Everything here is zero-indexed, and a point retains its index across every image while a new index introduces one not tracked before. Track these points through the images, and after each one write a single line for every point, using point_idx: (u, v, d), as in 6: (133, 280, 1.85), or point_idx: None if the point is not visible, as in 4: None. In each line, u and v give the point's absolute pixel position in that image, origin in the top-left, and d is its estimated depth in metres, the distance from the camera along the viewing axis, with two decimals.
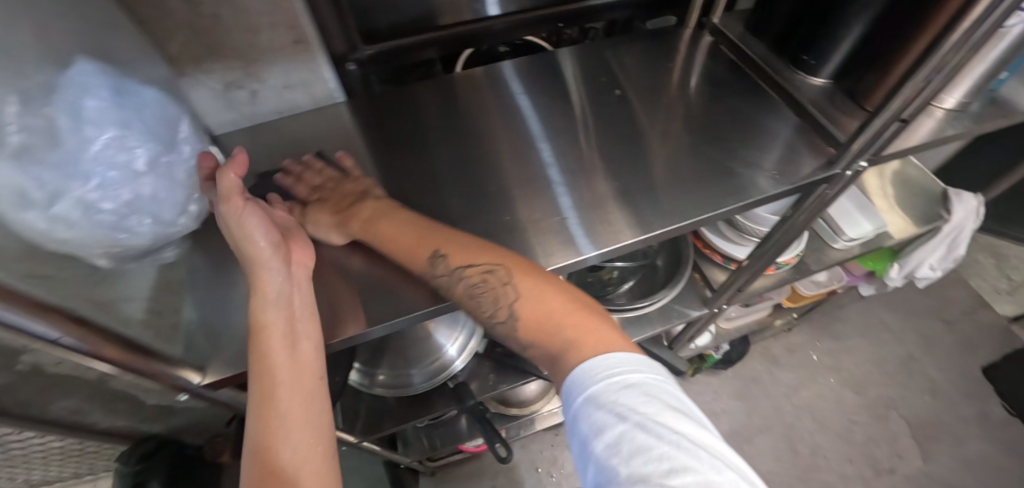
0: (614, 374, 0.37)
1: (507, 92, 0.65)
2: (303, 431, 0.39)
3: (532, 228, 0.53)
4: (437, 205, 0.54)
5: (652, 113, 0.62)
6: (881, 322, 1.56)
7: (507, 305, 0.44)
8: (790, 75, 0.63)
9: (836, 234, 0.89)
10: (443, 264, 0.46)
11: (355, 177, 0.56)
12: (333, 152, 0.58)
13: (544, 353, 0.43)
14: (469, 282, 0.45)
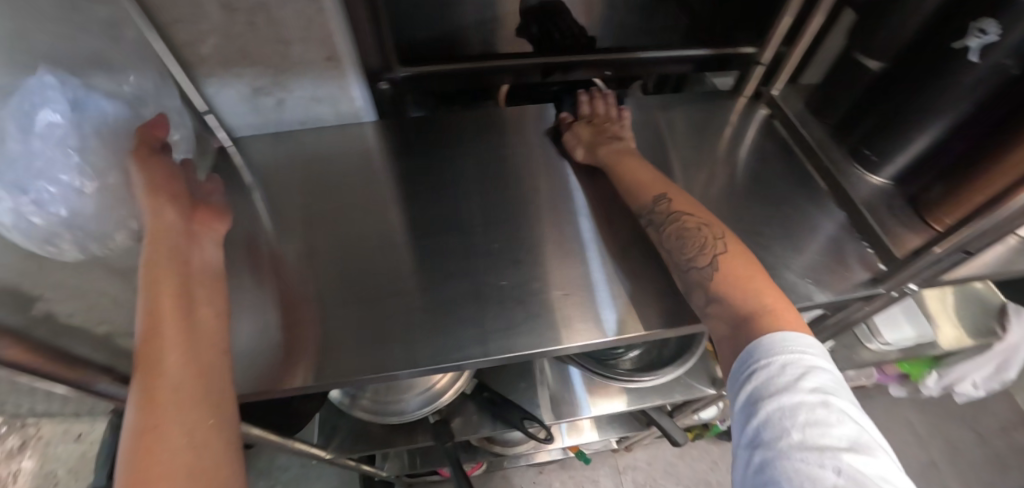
0: (779, 351, 0.37)
1: (534, 140, 0.63)
2: (190, 398, 0.35)
3: (534, 294, 0.49)
4: (444, 251, 0.52)
5: (685, 185, 0.59)
6: (905, 421, 1.45)
7: (714, 252, 0.46)
8: (847, 169, 0.57)
9: (872, 335, 0.82)
10: (665, 205, 0.50)
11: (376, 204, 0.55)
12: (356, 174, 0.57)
13: (727, 312, 0.42)
14: (681, 226, 0.48)
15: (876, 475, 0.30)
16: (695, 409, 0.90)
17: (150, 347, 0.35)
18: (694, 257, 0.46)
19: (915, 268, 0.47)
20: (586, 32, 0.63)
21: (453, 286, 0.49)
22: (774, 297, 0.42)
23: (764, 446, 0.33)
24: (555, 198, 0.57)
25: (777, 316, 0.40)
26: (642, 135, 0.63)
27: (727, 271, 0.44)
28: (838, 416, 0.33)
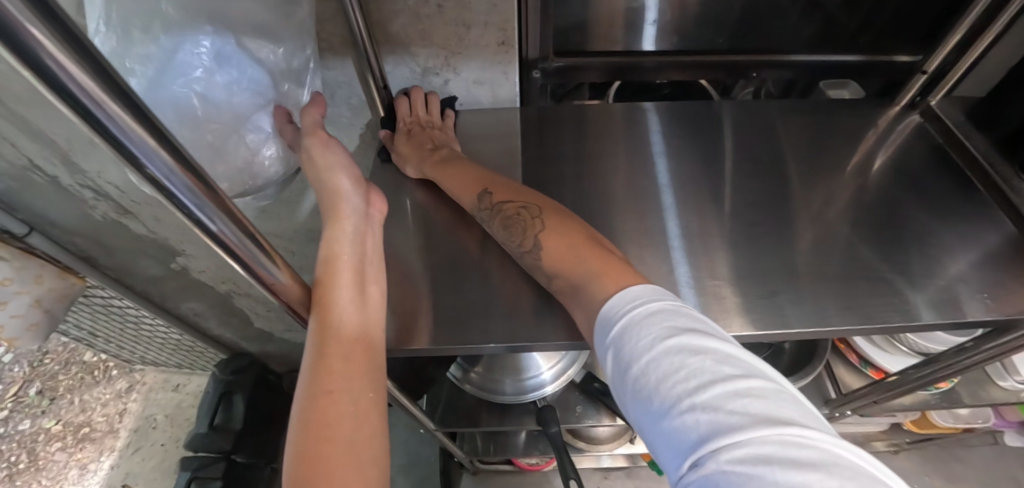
0: (633, 309, 0.36)
1: (670, 134, 0.63)
2: (357, 362, 0.36)
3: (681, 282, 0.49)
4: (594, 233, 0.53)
5: (830, 190, 0.57)
6: (1011, 477, 1.32)
7: (532, 237, 0.46)
8: (1018, 185, 0.54)
9: (1006, 371, 0.76)
10: (491, 197, 0.50)
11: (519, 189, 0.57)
12: (502, 157, 0.60)
13: (578, 301, 0.41)
14: (505, 216, 0.48)
15: (741, 409, 0.28)
16: None
17: (326, 311, 0.38)
18: (525, 244, 0.46)
19: None
20: (732, 29, 0.63)
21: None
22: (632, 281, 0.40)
23: (644, 410, 0.32)
24: (694, 191, 0.57)
25: (608, 273, 0.40)
26: (779, 137, 0.63)
27: (584, 247, 0.43)
28: (686, 358, 0.31)
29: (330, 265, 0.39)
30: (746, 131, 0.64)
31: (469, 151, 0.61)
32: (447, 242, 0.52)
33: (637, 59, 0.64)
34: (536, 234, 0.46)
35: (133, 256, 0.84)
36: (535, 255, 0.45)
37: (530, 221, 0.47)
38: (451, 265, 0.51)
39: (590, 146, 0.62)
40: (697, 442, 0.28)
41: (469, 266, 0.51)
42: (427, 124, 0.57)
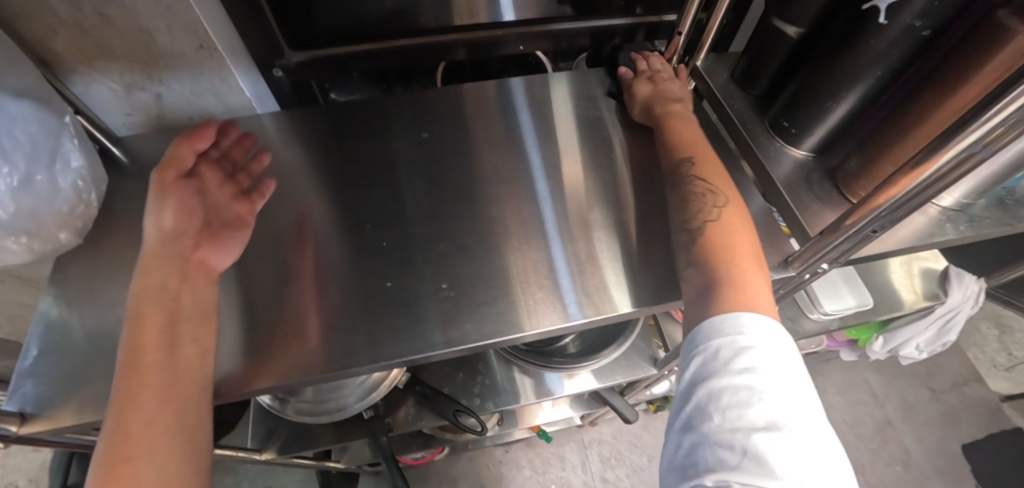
0: (726, 328, 0.39)
1: (457, 126, 0.60)
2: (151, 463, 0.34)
3: (444, 295, 0.47)
4: (373, 244, 0.51)
5: (606, 168, 0.57)
6: (862, 381, 1.50)
7: (701, 220, 0.47)
8: (767, 142, 0.55)
9: (813, 305, 0.82)
10: (687, 169, 0.52)
11: (275, 206, 0.53)
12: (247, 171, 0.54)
13: (702, 273, 0.44)
14: (690, 191, 0.49)
15: (781, 455, 0.33)
16: (644, 386, 0.91)
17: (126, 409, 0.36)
18: (689, 222, 0.48)
19: (828, 248, 0.47)
20: (507, 3, 0.59)
21: (373, 283, 0.48)
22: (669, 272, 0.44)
23: (684, 419, 0.38)
24: (473, 191, 0.55)
25: (740, 291, 0.41)
26: (561, 117, 0.61)
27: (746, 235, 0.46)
28: (751, 397, 0.36)
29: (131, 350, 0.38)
30: (530, 112, 0.61)
31: None
32: None
33: (497, 32, 0.62)
34: (707, 221, 0.47)
35: None
36: (706, 229, 0.46)
37: (709, 210, 0.47)
38: None
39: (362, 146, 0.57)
40: (730, 465, 0.33)
41: None
42: (664, 74, 0.60)
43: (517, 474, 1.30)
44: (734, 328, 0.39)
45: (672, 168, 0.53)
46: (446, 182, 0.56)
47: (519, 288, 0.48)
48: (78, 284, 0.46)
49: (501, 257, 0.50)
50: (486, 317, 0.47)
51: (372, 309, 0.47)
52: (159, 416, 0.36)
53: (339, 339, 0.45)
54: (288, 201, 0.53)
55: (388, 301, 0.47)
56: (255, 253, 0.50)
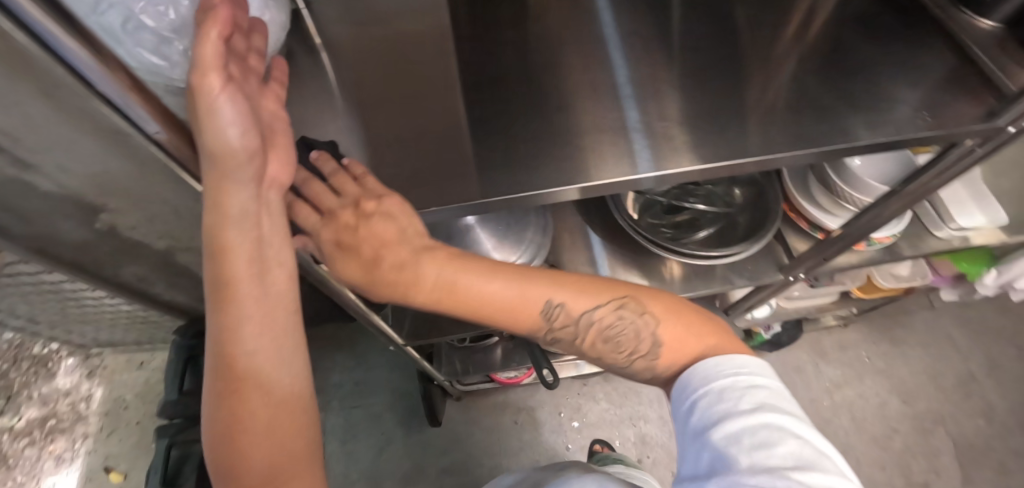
0: (725, 371, 0.41)
1: (626, 13, 0.63)
2: (271, 392, 0.38)
3: (632, 135, 0.52)
4: (550, 96, 0.55)
5: (760, 42, 0.59)
6: (946, 336, 1.48)
7: (648, 336, 0.47)
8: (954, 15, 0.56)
9: (943, 220, 0.80)
10: (624, 309, 0.48)
11: (448, 64, 0.58)
12: (423, 38, 0.59)
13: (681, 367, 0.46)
14: (603, 327, 0.49)
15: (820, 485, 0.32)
16: (749, 305, 0.93)
17: (228, 337, 0.37)
18: (619, 350, 0.48)
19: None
20: None
21: (503, 136, 0.53)
22: (707, 346, 0.45)
23: (710, 466, 0.35)
24: (644, 65, 0.58)
25: (680, 349, 0.46)
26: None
27: (704, 337, 0.46)
28: (781, 437, 0.35)
29: (231, 237, 0.37)
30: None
31: (387, 34, 0.59)
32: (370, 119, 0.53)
33: None
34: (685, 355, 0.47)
35: (51, 222, 0.85)
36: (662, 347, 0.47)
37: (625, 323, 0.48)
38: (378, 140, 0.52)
39: (535, 18, 0.63)
40: None
41: (394, 139, 0.52)
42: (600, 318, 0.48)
43: (594, 406, 1.34)
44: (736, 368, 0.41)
45: (585, 312, 0.48)
46: (608, 52, 0.59)
47: (696, 139, 0.51)
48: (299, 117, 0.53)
49: (683, 111, 0.54)
50: (667, 156, 0.50)
51: (542, 145, 0.52)
52: (259, 338, 0.38)
53: (525, 166, 0.50)
54: (433, 64, 0.58)
55: (534, 146, 0.52)
56: (393, 108, 0.54)
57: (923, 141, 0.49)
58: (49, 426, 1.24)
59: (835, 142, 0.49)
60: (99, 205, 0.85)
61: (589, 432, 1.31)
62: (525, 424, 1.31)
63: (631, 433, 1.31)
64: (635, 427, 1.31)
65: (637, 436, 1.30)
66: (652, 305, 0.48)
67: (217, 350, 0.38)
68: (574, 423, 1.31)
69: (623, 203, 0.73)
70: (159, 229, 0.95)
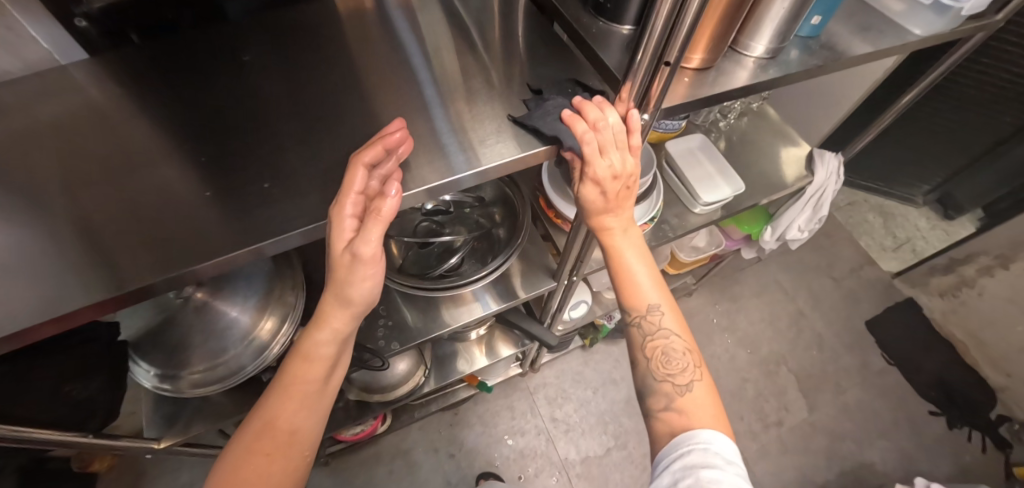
0: (695, 442, 0.46)
1: (309, 57, 0.59)
2: (306, 425, 0.50)
3: (300, 193, 0.50)
4: (214, 162, 0.50)
5: (446, 71, 0.58)
6: (774, 282, 1.63)
7: (688, 377, 0.53)
8: (591, 22, 0.55)
9: (693, 197, 0.88)
10: (663, 332, 0.55)
11: (84, 143, 0.50)
12: (50, 118, 0.50)
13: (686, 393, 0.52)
14: (668, 350, 0.54)
15: None
16: (555, 308, 0.94)
17: (300, 373, 0.51)
18: (673, 375, 0.53)
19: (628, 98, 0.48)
20: None
21: (159, 217, 0.47)
22: (709, 402, 0.51)
23: None
24: (321, 111, 0.55)
25: (664, 367, 0.54)
26: (403, 31, 0.62)
27: (711, 403, 0.51)
28: None
29: (356, 292, 0.50)
30: (371, 31, 0.62)
31: (3, 122, 0.49)
32: None
33: None
34: (694, 380, 0.52)
35: None
36: (678, 399, 0.51)
37: (654, 324, 0.55)
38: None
39: (204, 72, 0.56)
40: None
41: (7, 246, 0.44)
42: (643, 331, 0.55)
43: (469, 433, 1.32)
44: (704, 442, 0.46)
45: (645, 312, 0.55)
46: (288, 100, 0.55)
47: None
48: None
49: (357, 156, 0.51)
50: None
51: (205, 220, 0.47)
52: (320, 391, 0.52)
53: (188, 246, 0.46)
54: (66, 145, 0.49)
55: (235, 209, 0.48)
56: (49, 200, 0.46)
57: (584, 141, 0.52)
58: None
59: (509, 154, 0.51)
60: None
61: (467, 460, 1.28)
62: (401, 470, 1.26)
63: (509, 450, 1.30)
64: (513, 443, 1.31)
65: (515, 452, 1.30)
66: (694, 351, 0.55)
67: (287, 374, 0.51)
68: (451, 455, 1.29)
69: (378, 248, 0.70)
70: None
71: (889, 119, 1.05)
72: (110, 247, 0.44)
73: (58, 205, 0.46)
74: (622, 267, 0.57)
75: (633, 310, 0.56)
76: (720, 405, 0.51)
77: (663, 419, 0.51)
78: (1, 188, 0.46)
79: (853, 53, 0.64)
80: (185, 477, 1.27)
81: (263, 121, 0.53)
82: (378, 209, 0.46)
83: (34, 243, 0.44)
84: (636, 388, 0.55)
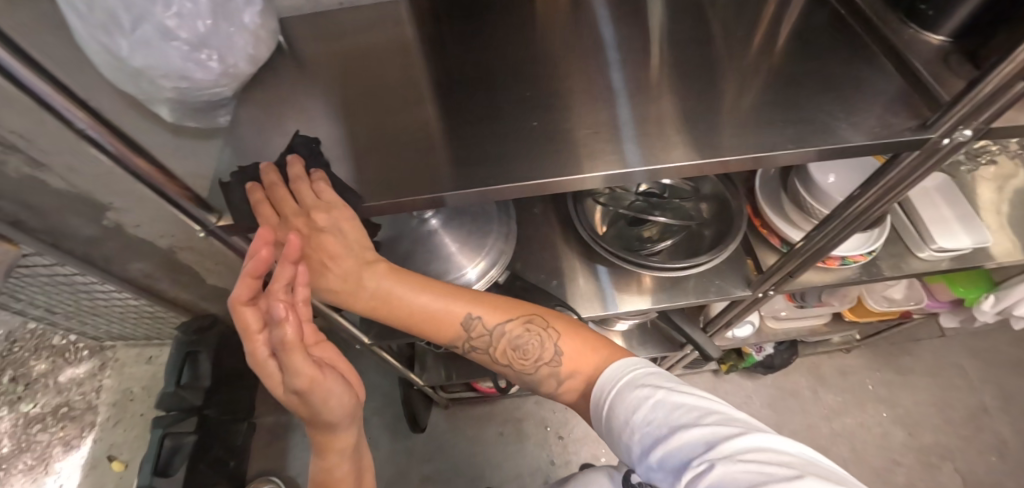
0: (609, 385, 0.48)
1: (582, 22, 0.63)
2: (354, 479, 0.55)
3: (573, 141, 0.51)
4: (500, 100, 0.55)
5: (716, 53, 0.58)
6: (957, 365, 1.41)
7: (549, 349, 0.54)
8: (898, 29, 0.54)
9: (925, 241, 0.78)
10: (478, 323, 0.55)
11: (403, 66, 0.58)
12: (382, 44, 0.60)
13: (578, 356, 0.53)
14: (513, 336, 0.56)
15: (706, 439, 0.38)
16: (725, 322, 0.93)
17: (329, 468, 0.53)
18: (541, 361, 0.54)
19: (961, 111, 0.45)
20: None
21: (455, 137, 0.52)
22: (604, 363, 0.52)
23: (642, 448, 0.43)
24: (591, 71, 0.58)
25: (557, 359, 0.54)
26: (674, 10, 0.63)
27: (568, 337, 0.54)
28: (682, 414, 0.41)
29: (333, 412, 0.48)
30: (641, 6, 0.64)
31: (348, 41, 0.60)
32: (321, 121, 0.53)
33: None
34: (552, 342, 0.54)
35: (62, 219, 0.91)
36: (561, 366, 0.54)
37: (480, 330, 0.55)
38: (325, 140, 0.52)
39: (495, 27, 0.63)
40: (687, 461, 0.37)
41: (342, 139, 0.52)
42: (483, 339, 0.56)
43: (580, 421, 1.32)
44: (614, 380, 0.48)
45: (466, 331, 0.55)
46: (563, 56, 0.59)
47: (644, 146, 0.50)
48: (252, 120, 0.53)
49: (627, 118, 0.53)
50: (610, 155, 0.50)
51: (489, 146, 0.51)
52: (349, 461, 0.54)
53: (473, 169, 0.50)
54: (390, 67, 0.58)
55: (511, 145, 0.51)
56: (367, 108, 0.55)
57: (871, 147, 0.49)
58: (60, 414, 1.31)
59: (790, 145, 0.49)
60: (106, 203, 0.92)
61: (573, 446, 1.29)
62: (510, 435, 1.31)
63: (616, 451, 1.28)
64: None
65: None
66: (580, 326, 0.56)
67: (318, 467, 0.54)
68: (559, 437, 1.30)
69: (590, 217, 0.75)
70: (162, 227, 1.03)
71: None
72: (415, 157, 0.51)
73: (379, 115, 0.54)
74: (411, 298, 0.53)
75: (455, 338, 0.56)
76: (562, 326, 0.55)
77: (573, 389, 0.54)
78: (342, 93, 0.56)
79: None
80: None
81: (543, 73, 0.57)
82: (282, 339, 0.42)
83: (361, 141, 0.52)
84: (537, 386, 0.58)
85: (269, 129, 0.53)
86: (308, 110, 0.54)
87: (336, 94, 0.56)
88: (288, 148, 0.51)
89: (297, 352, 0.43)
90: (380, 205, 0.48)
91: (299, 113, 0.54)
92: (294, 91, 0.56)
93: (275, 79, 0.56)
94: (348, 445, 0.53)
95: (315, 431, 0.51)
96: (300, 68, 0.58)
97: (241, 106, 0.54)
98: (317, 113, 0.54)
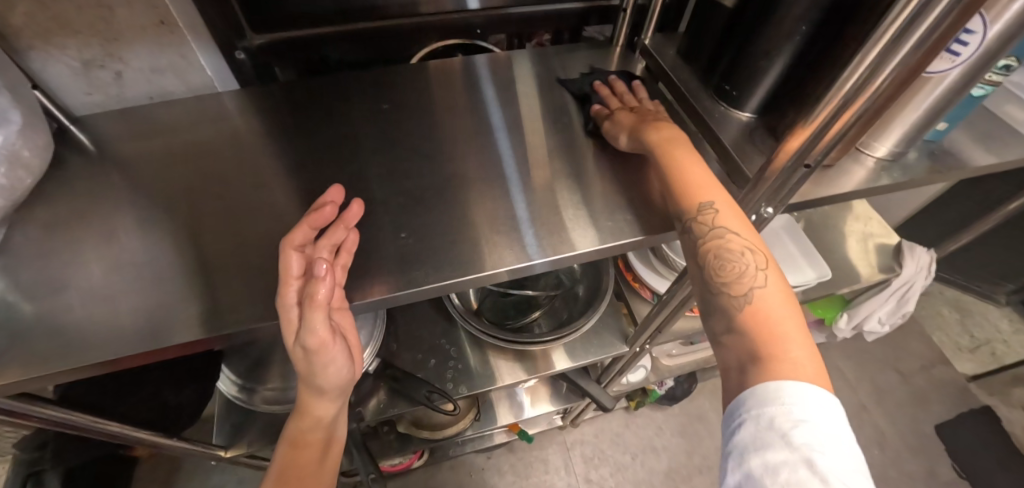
0: (762, 399, 0.36)
1: (430, 107, 0.61)
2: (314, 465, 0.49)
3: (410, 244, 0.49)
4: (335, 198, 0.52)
5: (555, 134, 0.59)
6: (834, 368, 1.54)
7: (750, 283, 0.41)
8: (711, 107, 0.58)
9: None
10: (708, 214, 0.45)
11: (225, 165, 0.53)
12: (204, 140, 0.55)
13: (740, 341, 0.40)
14: (721, 246, 0.43)
15: None
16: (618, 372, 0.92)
17: (301, 429, 0.48)
18: (738, 280, 0.42)
19: (761, 191, 0.49)
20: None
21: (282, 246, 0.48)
22: (801, 347, 0.38)
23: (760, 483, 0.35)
24: (434, 159, 0.56)
25: (766, 320, 0.40)
26: (516, 90, 0.64)
27: (789, 319, 0.40)
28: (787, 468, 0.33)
29: (333, 373, 0.45)
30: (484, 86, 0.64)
31: (162, 139, 0.54)
32: (121, 240, 0.47)
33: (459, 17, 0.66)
34: (761, 268, 0.42)
35: None
36: (757, 298, 0.41)
37: (706, 225, 0.45)
38: (123, 263, 0.46)
39: (331, 114, 0.59)
40: None
41: (144, 260, 0.46)
42: (703, 225, 0.45)
43: (499, 480, 1.28)
44: (778, 397, 0.35)
45: (694, 213, 0.45)
46: (403, 144, 0.57)
47: (481, 243, 0.49)
48: (32, 244, 0.46)
49: (466, 212, 0.51)
50: (444, 260, 0.48)
51: None
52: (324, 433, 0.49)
53: None
54: (212, 168, 0.53)
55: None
56: (174, 225, 0.48)
57: None
58: None
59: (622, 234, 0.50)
60: None
61: None
62: None
63: None
64: None
65: None
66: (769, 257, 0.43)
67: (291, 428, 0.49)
68: None
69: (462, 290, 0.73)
70: None
71: (995, 217, 0.98)
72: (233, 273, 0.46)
73: (189, 226, 0.48)
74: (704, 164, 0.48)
75: (686, 212, 0.46)
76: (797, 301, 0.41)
77: (731, 342, 0.41)
78: (150, 201, 0.50)
79: (977, 164, 0.61)
80: (217, 479, 1.29)
81: (381, 165, 0.55)
82: (312, 295, 0.40)
83: (167, 259, 0.46)
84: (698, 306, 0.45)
85: (52, 256, 0.45)
86: (106, 227, 0.48)
87: (143, 203, 0.50)
88: (75, 277, 0.44)
89: (329, 287, 0.41)
90: (321, 210, 0.44)
91: (94, 232, 0.47)
92: (90, 203, 0.49)
93: (63, 192, 0.49)
94: (327, 418, 0.49)
95: (303, 391, 0.47)
96: (101, 174, 0.51)
97: (16, 228, 0.46)
98: (119, 229, 0.48)
